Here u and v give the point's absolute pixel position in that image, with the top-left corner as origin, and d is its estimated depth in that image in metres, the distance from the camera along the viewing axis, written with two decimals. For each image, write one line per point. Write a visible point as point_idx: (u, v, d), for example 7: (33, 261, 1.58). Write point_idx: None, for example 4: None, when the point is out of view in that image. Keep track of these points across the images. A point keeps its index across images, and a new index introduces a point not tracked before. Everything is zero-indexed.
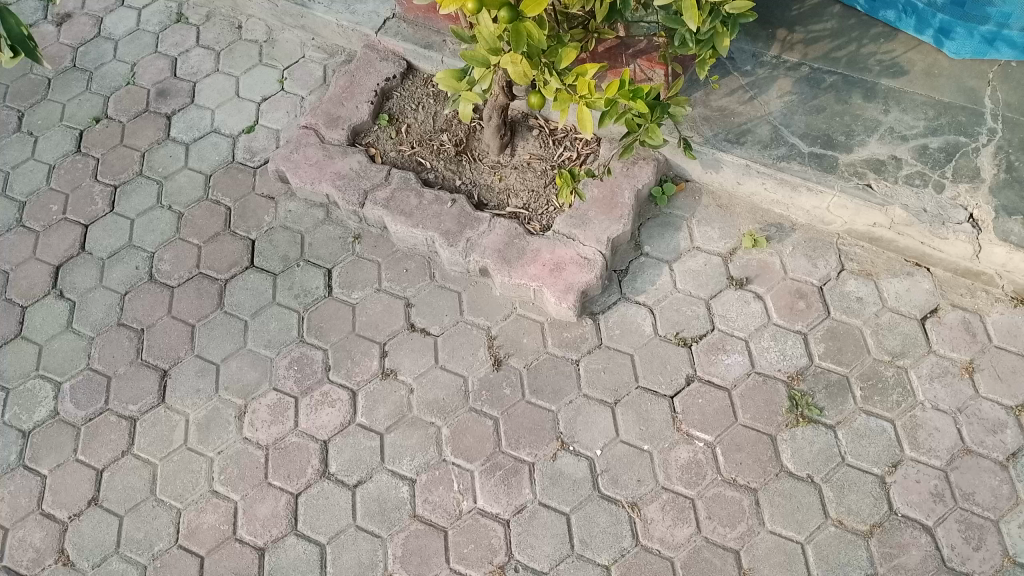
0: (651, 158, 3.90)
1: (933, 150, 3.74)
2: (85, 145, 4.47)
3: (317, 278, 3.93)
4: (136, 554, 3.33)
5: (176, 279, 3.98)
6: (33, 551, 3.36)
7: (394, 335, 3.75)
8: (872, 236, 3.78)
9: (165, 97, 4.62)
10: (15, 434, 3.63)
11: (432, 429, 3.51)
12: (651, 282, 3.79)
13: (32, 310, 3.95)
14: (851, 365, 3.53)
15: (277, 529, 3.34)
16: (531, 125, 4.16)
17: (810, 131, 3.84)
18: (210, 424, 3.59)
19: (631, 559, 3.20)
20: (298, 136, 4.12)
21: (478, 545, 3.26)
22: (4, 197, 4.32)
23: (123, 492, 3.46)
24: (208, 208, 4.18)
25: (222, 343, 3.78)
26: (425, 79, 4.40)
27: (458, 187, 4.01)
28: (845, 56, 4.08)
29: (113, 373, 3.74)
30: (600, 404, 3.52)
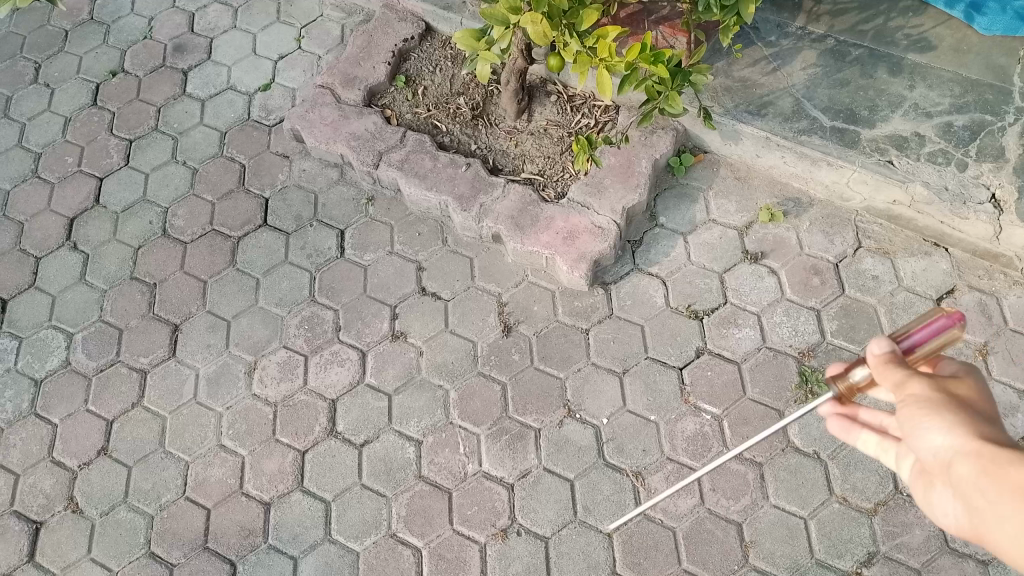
0: (670, 127, 3.86)
1: (957, 128, 3.68)
2: (102, 98, 4.47)
3: (330, 238, 3.93)
4: (144, 504, 3.37)
5: (189, 234, 3.99)
6: (44, 497, 3.41)
7: (405, 298, 3.75)
8: (891, 214, 3.73)
9: (182, 53, 4.60)
10: (27, 382, 3.66)
11: (439, 392, 3.52)
12: (665, 253, 3.77)
13: (46, 261, 3.97)
14: (863, 343, 3.50)
15: (283, 485, 3.37)
16: (550, 90, 4.12)
17: (833, 105, 3.79)
18: (220, 379, 3.61)
19: (633, 527, 3.21)
20: (314, 95, 4.10)
21: (482, 508, 3.28)
22: (20, 149, 4.33)
23: (132, 444, 3.49)
24: (222, 165, 4.18)
25: (233, 299, 3.79)
26: (443, 41, 4.35)
27: (473, 152, 3.98)
28: (872, 29, 4.00)
29: (125, 326, 3.76)
30: (609, 373, 3.52)
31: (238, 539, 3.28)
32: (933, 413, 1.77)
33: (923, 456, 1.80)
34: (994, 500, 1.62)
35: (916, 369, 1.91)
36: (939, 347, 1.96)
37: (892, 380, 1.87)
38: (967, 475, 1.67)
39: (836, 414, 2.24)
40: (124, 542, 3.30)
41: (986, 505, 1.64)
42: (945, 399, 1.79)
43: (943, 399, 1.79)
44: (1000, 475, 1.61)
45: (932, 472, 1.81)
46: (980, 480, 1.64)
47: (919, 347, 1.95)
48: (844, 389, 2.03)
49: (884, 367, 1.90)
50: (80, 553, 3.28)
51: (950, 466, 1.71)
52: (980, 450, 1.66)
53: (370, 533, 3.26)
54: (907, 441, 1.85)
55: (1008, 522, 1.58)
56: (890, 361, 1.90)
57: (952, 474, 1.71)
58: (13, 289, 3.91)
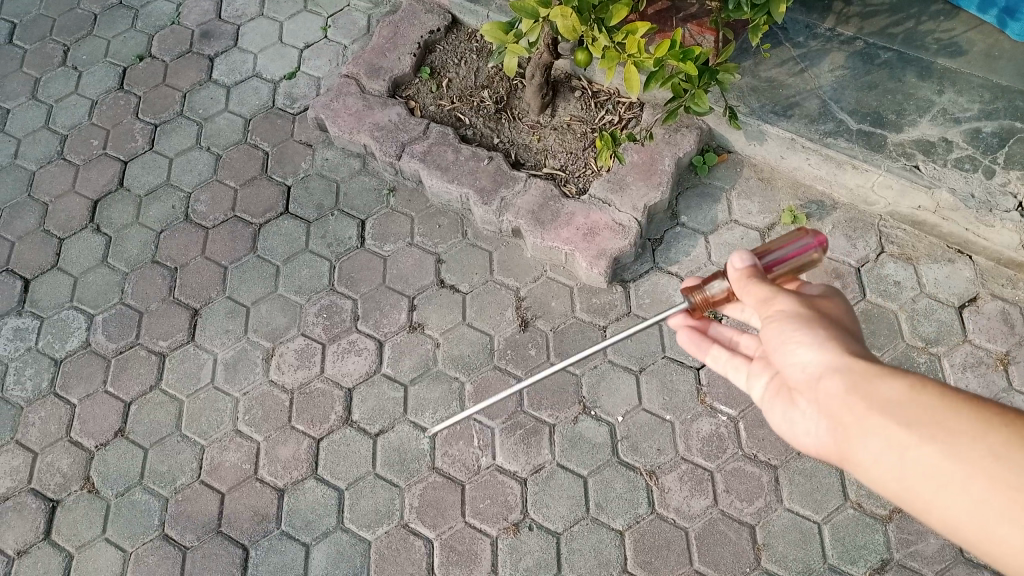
0: (694, 126, 3.84)
1: (986, 135, 3.64)
2: (128, 83, 4.50)
3: (350, 228, 3.94)
4: (159, 486, 3.39)
5: (211, 220, 4.01)
6: (61, 476, 3.44)
7: (423, 290, 3.76)
8: (915, 220, 3.69)
9: (208, 39, 4.62)
10: (47, 362, 3.70)
11: (455, 384, 3.52)
12: (685, 253, 3.75)
13: (69, 243, 4.00)
14: (883, 349, 3.47)
15: (298, 472, 3.38)
16: (574, 86, 4.10)
17: (860, 108, 3.75)
18: (237, 364, 3.63)
19: (645, 526, 3.20)
20: (339, 85, 4.12)
21: (494, 502, 3.28)
22: (47, 130, 4.36)
23: (150, 426, 3.52)
24: (245, 152, 4.19)
25: (253, 286, 3.81)
26: (469, 34, 4.34)
27: (495, 145, 3.97)
28: (902, 33, 3.96)
29: (145, 309, 3.79)
30: (625, 371, 3.51)
31: (251, 524, 3.29)
32: (800, 327, 1.98)
33: (788, 369, 2.00)
34: (860, 416, 1.78)
35: (773, 282, 2.17)
36: (797, 265, 2.24)
37: (760, 291, 2.11)
38: (836, 388, 1.84)
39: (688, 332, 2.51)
40: (138, 523, 3.33)
41: (853, 419, 1.80)
42: (809, 313, 2.01)
43: (808, 314, 2.01)
44: (864, 387, 1.80)
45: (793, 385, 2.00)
46: (845, 391, 1.82)
47: (774, 265, 2.23)
48: (700, 301, 2.30)
49: (748, 278, 2.16)
50: (95, 533, 3.31)
51: (818, 380, 1.90)
52: (850, 365, 1.85)
53: (382, 523, 3.26)
54: (768, 349, 2.07)
55: (870, 438, 1.76)
56: (752, 274, 2.16)
57: (818, 386, 1.90)
58: (36, 269, 3.94)
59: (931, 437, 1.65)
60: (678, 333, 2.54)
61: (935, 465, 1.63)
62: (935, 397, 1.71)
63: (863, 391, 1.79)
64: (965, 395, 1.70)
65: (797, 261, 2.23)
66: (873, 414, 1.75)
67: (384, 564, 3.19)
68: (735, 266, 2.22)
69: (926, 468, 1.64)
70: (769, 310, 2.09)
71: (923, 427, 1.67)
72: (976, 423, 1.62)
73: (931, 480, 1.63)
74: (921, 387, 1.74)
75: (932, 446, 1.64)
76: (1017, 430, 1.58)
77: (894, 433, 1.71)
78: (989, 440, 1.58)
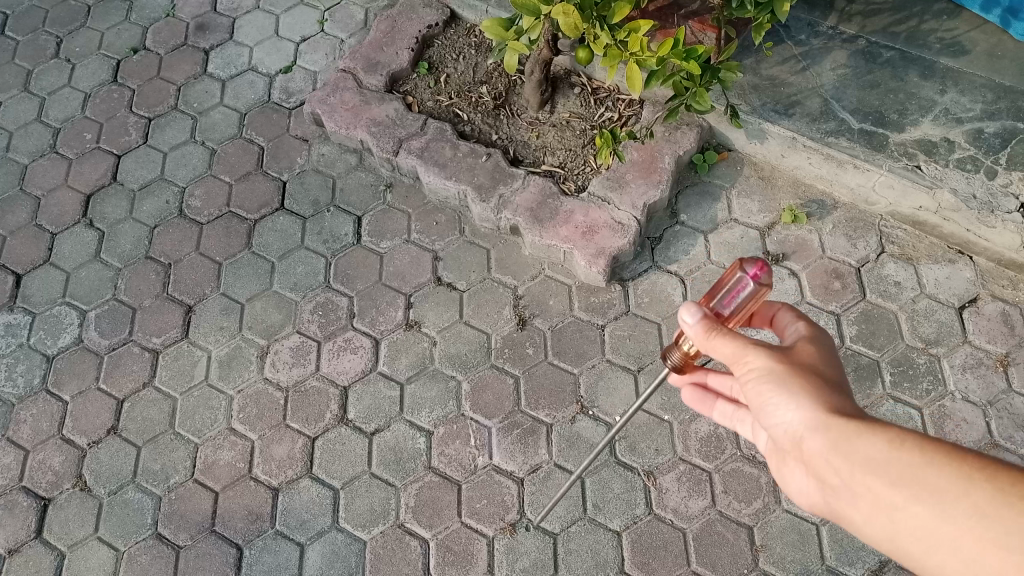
0: (695, 124, 3.81)
1: (988, 135, 3.62)
2: (122, 75, 4.44)
3: (346, 224, 3.90)
4: (152, 484, 3.36)
5: (205, 216, 3.96)
6: (52, 474, 3.40)
7: (420, 287, 3.72)
8: (916, 220, 3.67)
9: (204, 32, 4.57)
10: (39, 358, 3.65)
11: (452, 383, 3.49)
12: (685, 252, 3.72)
13: (62, 237, 3.96)
14: (883, 350, 3.45)
15: (292, 470, 3.35)
16: (573, 82, 4.07)
17: (861, 107, 3.73)
18: (232, 362, 3.59)
19: (643, 527, 3.18)
20: (335, 79, 4.07)
21: (491, 501, 3.25)
22: (39, 123, 4.31)
23: (143, 424, 3.48)
24: (241, 146, 4.15)
25: (248, 283, 3.77)
26: (468, 29, 4.29)
27: (493, 142, 3.94)
28: (905, 31, 3.93)
29: (138, 306, 3.75)
30: (624, 370, 3.48)
31: (245, 524, 3.26)
32: (775, 385, 1.97)
33: (773, 426, 2.01)
34: (847, 476, 1.80)
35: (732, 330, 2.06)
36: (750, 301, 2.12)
37: (728, 347, 2.04)
38: (820, 447, 1.86)
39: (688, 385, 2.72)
40: (131, 522, 3.29)
41: (842, 477, 1.83)
42: (782, 367, 1.98)
43: (782, 368, 1.98)
44: (845, 448, 1.80)
45: (781, 440, 2.02)
46: (829, 453, 1.84)
47: (725, 307, 2.14)
48: (680, 358, 2.24)
49: (706, 334, 2.06)
50: (87, 532, 3.28)
51: (801, 437, 1.91)
52: (829, 424, 1.85)
53: (378, 522, 3.24)
54: (752, 405, 2.07)
55: (860, 494, 1.79)
56: (710, 329, 2.06)
57: (802, 445, 1.92)
58: (28, 264, 3.89)
59: (919, 498, 1.67)
60: (682, 389, 2.74)
61: (926, 525, 1.65)
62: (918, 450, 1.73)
63: (847, 450, 1.80)
64: (946, 444, 1.72)
65: (746, 300, 2.11)
66: (862, 474, 1.76)
67: (380, 565, 3.16)
68: (687, 323, 2.09)
69: (917, 526, 1.67)
70: (742, 367, 2.05)
71: (907, 486, 1.69)
72: (962, 480, 1.63)
73: (923, 538, 1.66)
74: (900, 443, 1.75)
75: (919, 506, 1.66)
76: (998, 483, 1.59)
77: (881, 493, 1.73)
78: (970, 496, 1.60)
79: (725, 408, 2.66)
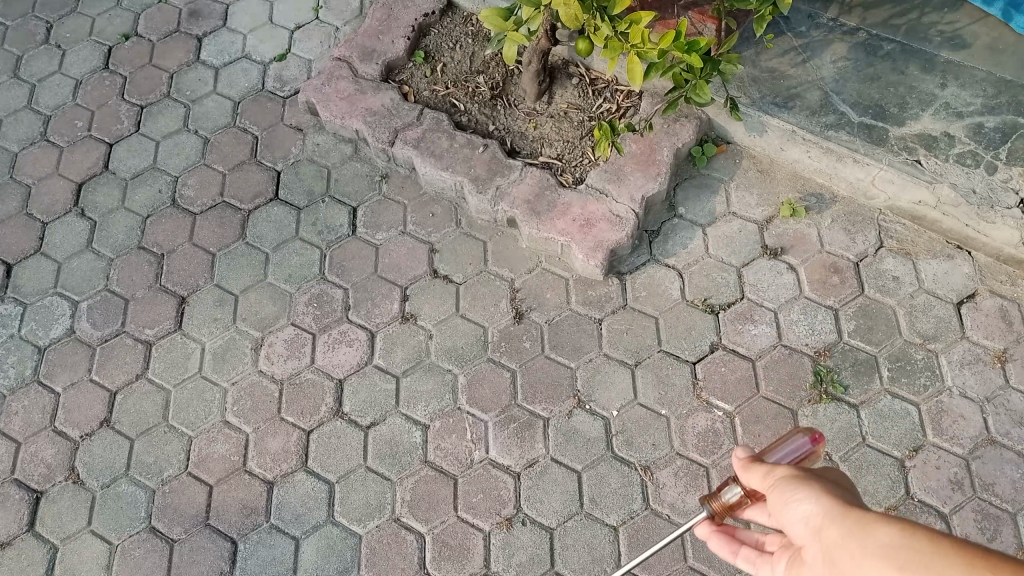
0: (694, 116, 3.78)
1: (988, 130, 3.60)
2: (114, 62, 4.38)
3: (341, 215, 3.86)
4: (145, 478, 3.33)
5: (199, 206, 3.92)
6: (45, 467, 3.37)
7: (416, 279, 3.69)
8: (915, 214, 3.65)
9: (196, 18, 4.50)
10: (30, 349, 3.61)
11: (448, 376, 3.47)
12: (683, 245, 3.70)
13: (53, 227, 3.91)
14: (881, 345, 3.44)
15: (287, 464, 3.33)
16: (571, 73, 4.02)
17: (861, 100, 3.71)
18: (226, 354, 3.56)
19: (639, 522, 3.17)
20: (331, 68, 4.02)
21: (487, 496, 3.24)
22: (29, 110, 4.25)
23: (136, 416, 3.45)
24: (234, 135, 4.10)
25: (242, 274, 3.73)
26: (465, 17, 4.24)
27: (490, 133, 3.90)
28: (905, 24, 3.90)
29: (131, 297, 3.71)
30: (621, 364, 3.47)
31: (240, 517, 3.24)
32: (795, 483, 1.95)
33: (791, 529, 1.91)
34: (853, 561, 1.69)
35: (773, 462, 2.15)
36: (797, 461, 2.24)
37: (760, 468, 2.09)
38: (832, 535, 1.77)
39: (713, 532, 2.33)
40: (124, 515, 3.26)
41: (849, 565, 1.70)
42: (805, 476, 1.97)
43: (807, 475, 1.98)
44: (855, 531, 1.73)
45: (799, 544, 1.90)
46: (840, 537, 1.75)
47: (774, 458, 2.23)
48: (717, 508, 2.26)
49: (745, 462, 2.15)
50: (80, 525, 3.25)
51: (812, 524, 1.84)
52: (842, 512, 1.80)
53: (373, 516, 3.22)
54: (774, 517, 1.99)
55: None
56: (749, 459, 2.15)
57: (816, 536, 1.82)
58: (19, 254, 3.85)
59: None
60: (704, 531, 2.34)
61: None
62: (924, 538, 1.64)
63: (857, 537, 1.72)
64: (956, 540, 1.61)
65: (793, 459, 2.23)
66: (865, 557, 1.67)
67: (375, 559, 3.15)
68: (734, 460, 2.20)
69: None
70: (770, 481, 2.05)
71: (912, 567, 1.58)
72: (962, 566, 1.51)
73: None
74: (909, 530, 1.66)
75: None
76: (1005, 569, 1.46)
77: None
78: (973, 575, 1.48)
79: (750, 557, 2.27)
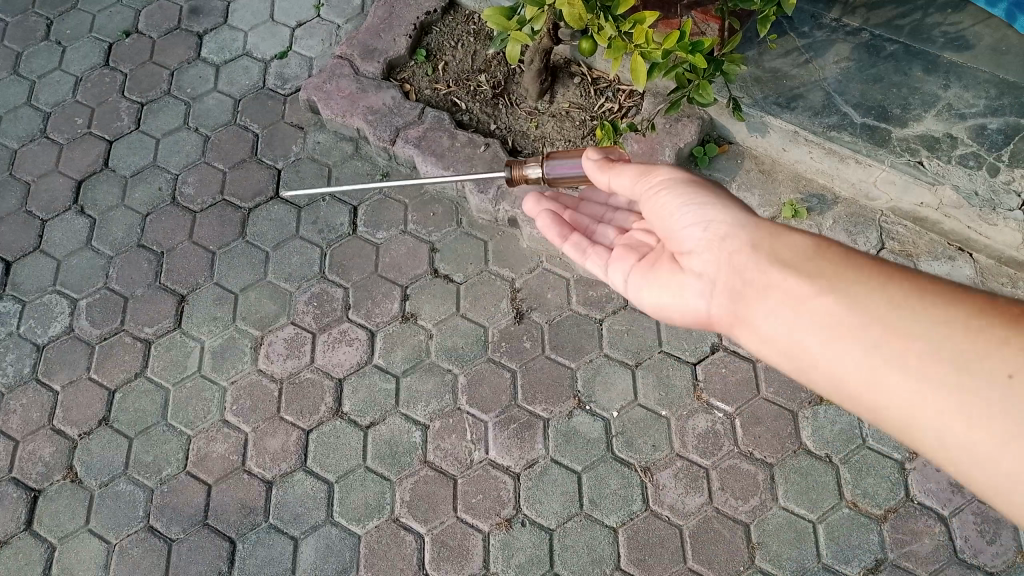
0: (696, 116, 3.76)
1: (991, 131, 3.59)
2: (114, 59, 4.37)
3: (342, 214, 3.85)
4: (144, 476, 3.32)
5: (199, 204, 3.90)
6: (43, 465, 3.36)
7: (416, 279, 3.68)
8: (917, 216, 3.64)
9: (197, 16, 4.49)
10: (29, 347, 3.60)
11: (448, 376, 3.46)
12: None
13: (52, 224, 3.89)
14: None
15: (286, 463, 3.32)
16: (573, 72, 4.01)
17: (864, 101, 3.70)
18: (225, 353, 3.55)
19: (639, 523, 3.16)
20: (332, 66, 4.01)
21: (487, 496, 3.23)
22: (29, 107, 4.24)
23: (135, 414, 3.44)
24: (235, 133, 4.09)
25: (242, 272, 3.72)
26: (466, 15, 4.22)
27: (492, 132, 3.89)
28: (909, 25, 3.89)
29: (130, 295, 3.70)
30: (621, 365, 3.46)
31: (238, 517, 3.23)
32: (688, 184, 2.28)
33: (680, 237, 2.25)
34: (761, 274, 2.02)
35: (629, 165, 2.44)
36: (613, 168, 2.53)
37: (630, 169, 2.40)
38: (737, 243, 2.09)
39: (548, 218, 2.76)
40: (122, 514, 3.25)
41: (755, 279, 2.03)
42: (688, 174, 2.33)
43: (692, 175, 2.33)
44: (766, 244, 2.05)
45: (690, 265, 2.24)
46: (749, 248, 2.07)
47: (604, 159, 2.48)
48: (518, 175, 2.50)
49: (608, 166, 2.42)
50: (78, 524, 3.24)
51: (722, 238, 2.12)
52: (750, 223, 2.12)
53: (372, 516, 3.21)
54: (652, 217, 2.37)
55: (774, 294, 1.98)
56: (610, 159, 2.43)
57: (717, 244, 2.13)
58: (18, 251, 3.83)
59: (846, 296, 1.87)
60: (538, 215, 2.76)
61: (851, 314, 1.85)
62: (832, 256, 1.97)
63: (765, 247, 2.04)
64: (859, 253, 1.98)
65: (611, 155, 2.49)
66: (782, 272, 1.98)
67: (374, 559, 3.14)
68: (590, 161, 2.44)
69: (829, 314, 1.88)
70: (652, 177, 2.38)
71: (826, 278, 1.92)
72: (888, 285, 1.86)
73: (843, 326, 1.85)
74: (820, 245, 2.00)
75: (839, 295, 1.88)
76: (919, 287, 1.84)
77: (799, 285, 1.94)
78: (890, 289, 1.85)
79: (616, 277, 2.56)
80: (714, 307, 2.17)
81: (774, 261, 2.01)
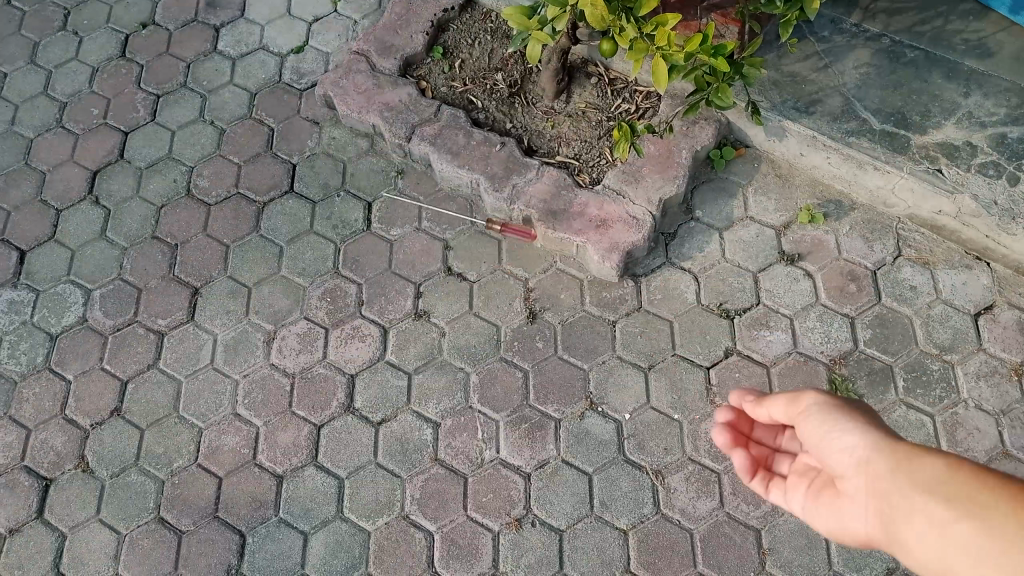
0: (713, 119, 3.75)
1: (1011, 141, 3.57)
2: (131, 50, 4.36)
3: (356, 210, 3.84)
4: (155, 468, 3.32)
5: (213, 197, 3.90)
6: (55, 454, 3.36)
7: (430, 276, 3.67)
8: (935, 224, 3.62)
9: (214, 8, 4.48)
10: (42, 336, 3.60)
11: (460, 375, 3.45)
12: (699, 249, 3.68)
13: (67, 214, 3.90)
14: (897, 355, 3.42)
15: (297, 458, 3.32)
16: (590, 72, 4.00)
17: (883, 107, 3.68)
18: (238, 346, 3.55)
19: (650, 526, 3.16)
20: (349, 61, 4.00)
21: (497, 496, 3.22)
22: (45, 97, 4.24)
23: (147, 406, 3.44)
24: (251, 127, 4.08)
25: (255, 266, 3.72)
26: (484, 13, 4.20)
27: (508, 131, 3.87)
28: (930, 31, 3.87)
29: (144, 286, 3.70)
30: (634, 367, 3.45)
31: (249, 510, 3.23)
32: (837, 413, 2.06)
33: (831, 458, 2.02)
34: (902, 501, 1.77)
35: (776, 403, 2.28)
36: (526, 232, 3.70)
37: (781, 400, 2.22)
38: (878, 466, 1.86)
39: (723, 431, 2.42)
40: (133, 505, 3.26)
41: (898, 504, 1.78)
42: (836, 401, 2.10)
43: (838, 401, 2.11)
44: (906, 465, 1.82)
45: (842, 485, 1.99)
46: (889, 470, 1.84)
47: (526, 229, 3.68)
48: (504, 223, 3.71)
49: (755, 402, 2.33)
50: (89, 514, 3.24)
51: (868, 464, 1.89)
52: (889, 444, 1.89)
53: (382, 513, 3.21)
54: (806, 442, 2.13)
55: (916, 522, 1.72)
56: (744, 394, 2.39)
57: (860, 466, 1.91)
58: (33, 240, 3.84)
59: (972, 518, 1.62)
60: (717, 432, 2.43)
61: (977, 542, 1.59)
62: (974, 477, 1.70)
63: (902, 468, 1.82)
64: (1006, 475, 1.69)
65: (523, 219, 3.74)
66: (919, 496, 1.73)
67: (384, 556, 3.14)
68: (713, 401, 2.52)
69: (965, 548, 1.61)
70: (798, 409, 2.18)
71: (960, 502, 1.66)
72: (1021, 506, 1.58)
73: (975, 558, 1.59)
74: (959, 467, 1.74)
75: (973, 523, 1.62)
76: None
77: (933, 510, 1.69)
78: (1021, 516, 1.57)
79: (780, 493, 2.31)
80: (872, 532, 1.89)
81: (915, 487, 1.76)
